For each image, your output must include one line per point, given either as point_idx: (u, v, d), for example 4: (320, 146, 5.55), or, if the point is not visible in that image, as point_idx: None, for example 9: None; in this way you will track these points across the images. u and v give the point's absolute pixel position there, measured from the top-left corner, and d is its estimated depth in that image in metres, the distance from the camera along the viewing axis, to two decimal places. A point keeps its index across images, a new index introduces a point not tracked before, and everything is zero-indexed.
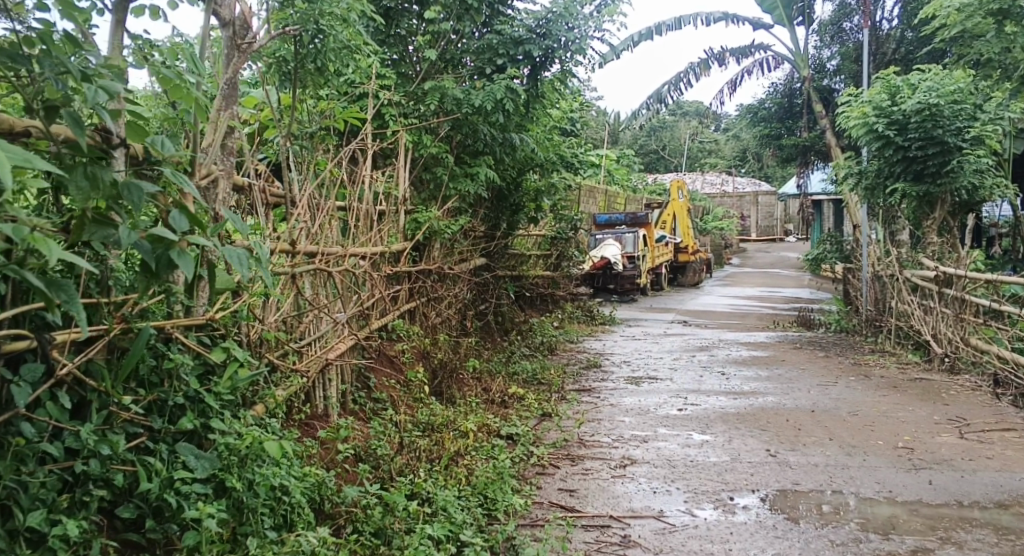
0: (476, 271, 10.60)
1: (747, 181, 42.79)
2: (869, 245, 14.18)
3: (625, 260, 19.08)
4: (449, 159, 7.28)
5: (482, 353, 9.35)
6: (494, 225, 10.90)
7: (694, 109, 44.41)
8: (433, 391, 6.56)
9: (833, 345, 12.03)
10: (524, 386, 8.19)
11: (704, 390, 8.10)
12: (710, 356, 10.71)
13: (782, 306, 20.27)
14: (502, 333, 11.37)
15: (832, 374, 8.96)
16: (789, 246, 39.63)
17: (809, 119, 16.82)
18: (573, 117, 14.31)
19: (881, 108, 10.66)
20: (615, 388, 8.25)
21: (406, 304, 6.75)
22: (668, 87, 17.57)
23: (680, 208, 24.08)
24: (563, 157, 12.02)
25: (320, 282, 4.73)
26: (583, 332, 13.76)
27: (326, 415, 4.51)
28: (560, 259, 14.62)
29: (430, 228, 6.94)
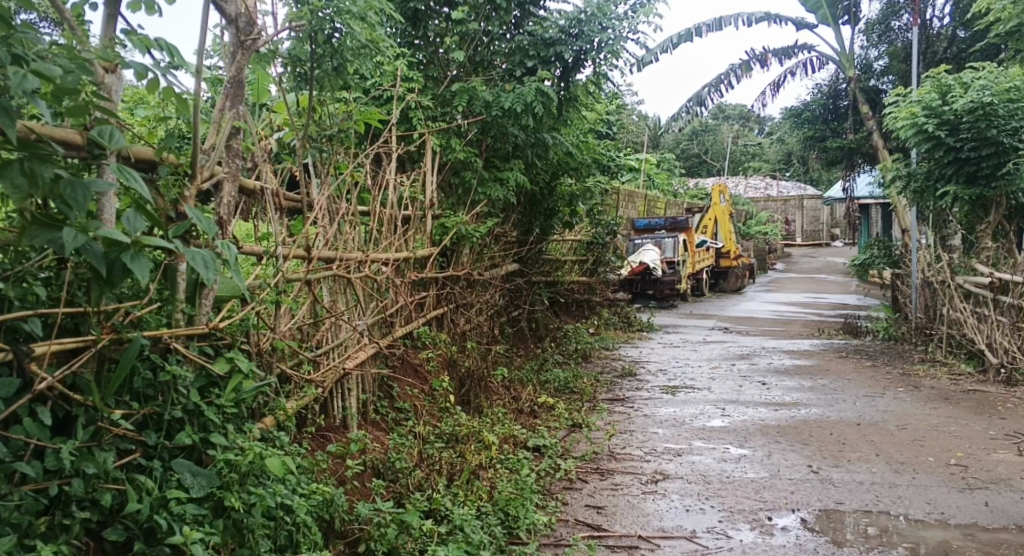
0: (509, 277, 10.44)
1: (792, 185, 41.97)
2: (919, 250, 13.68)
3: (664, 266, 18.75)
4: (478, 164, 7.19)
5: (514, 360, 9.16)
6: (528, 230, 10.72)
7: (737, 113, 43.77)
8: (460, 401, 6.40)
9: (880, 354, 11.58)
10: (556, 395, 7.98)
11: (743, 400, 7.80)
12: (751, 365, 10.38)
13: (827, 312, 19.73)
14: (536, 340, 11.17)
15: (879, 384, 8.59)
16: (835, 251, 38.72)
17: (855, 121, 16.34)
18: (611, 120, 14.08)
19: (931, 108, 10.23)
20: (650, 397, 8.00)
21: (433, 311, 6.61)
22: (708, 89, 17.23)
23: (722, 212, 23.64)
24: (599, 161, 11.81)
25: (339, 289, 4.60)
26: (620, 339, 13.49)
27: (344, 426, 4.37)
28: (597, 264, 14.38)
29: (458, 233, 6.79)
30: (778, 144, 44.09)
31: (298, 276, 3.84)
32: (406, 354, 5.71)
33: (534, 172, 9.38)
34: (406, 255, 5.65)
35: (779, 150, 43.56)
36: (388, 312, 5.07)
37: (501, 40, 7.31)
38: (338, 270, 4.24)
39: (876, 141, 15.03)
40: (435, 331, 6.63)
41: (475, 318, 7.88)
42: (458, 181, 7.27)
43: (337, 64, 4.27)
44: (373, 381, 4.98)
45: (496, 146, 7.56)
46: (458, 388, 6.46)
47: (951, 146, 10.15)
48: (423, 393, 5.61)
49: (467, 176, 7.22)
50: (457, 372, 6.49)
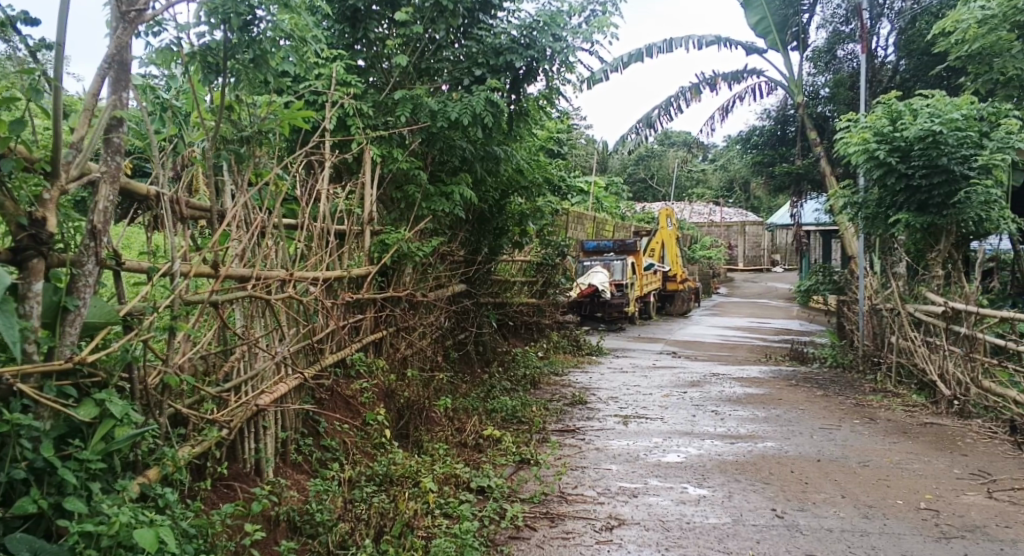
0: (454, 298, 9.93)
1: (736, 211, 42.36)
2: (868, 276, 13.62)
3: (613, 288, 18.44)
4: (421, 177, 6.66)
5: (458, 387, 8.62)
6: (475, 249, 10.23)
7: (683, 139, 44.13)
8: (398, 434, 5.85)
9: (831, 382, 11.36)
10: (503, 425, 7.46)
11: (697, 432, 7.40)
12: (703, 392, 10.03)
13: (773, 338, 19.65)
14: (482, 363, 10.65)
15: (834, 415, 8.30)
16: (777, 276, 39.06)
17: (803, 147, 16.30)
18: (560, 139, 13.73)
19: (882, 134, 10.05)
20: (602, 428, 7.54)
21: (371, 335, 6.06)
22: (658, 112, 17.04)
23: (669, 236, 23.54)
24: (549, 180, 11.41)
25: (255, 311, 4.05)
26: (569, 363, 13.06)
27: (256, 472, 3.84)
28: (546, 286, 13.95)
29: (399, 251, 6.25)
30: (722, 170, 44.49)
31: (200, 298, 3.30)
32: (336, 384, 5.16)
33: (482, 188, 8.89)
34: (338, 274, 5.12)
35: (724, 176, 43.95)
36: (315, 340, 4.53)
37: (446, 47, 6.83)
38: (254, 291, 3.71)
39: (824, 167, 14.99)
40: (371, 358, 6.07)
41: (418, 342, 7.34)
42: (400, 196, 6.74)
43: (254, 56, 3.73)
44: (295, 417, 4.44)
45: (441, 157, 7.05)
46: (397, 420, 5.91)
47: (903, 173, 9.97)
48: (354, 429, 5.08)
49: (410, 189, 6.68)
50: (395, 403, 5.94)
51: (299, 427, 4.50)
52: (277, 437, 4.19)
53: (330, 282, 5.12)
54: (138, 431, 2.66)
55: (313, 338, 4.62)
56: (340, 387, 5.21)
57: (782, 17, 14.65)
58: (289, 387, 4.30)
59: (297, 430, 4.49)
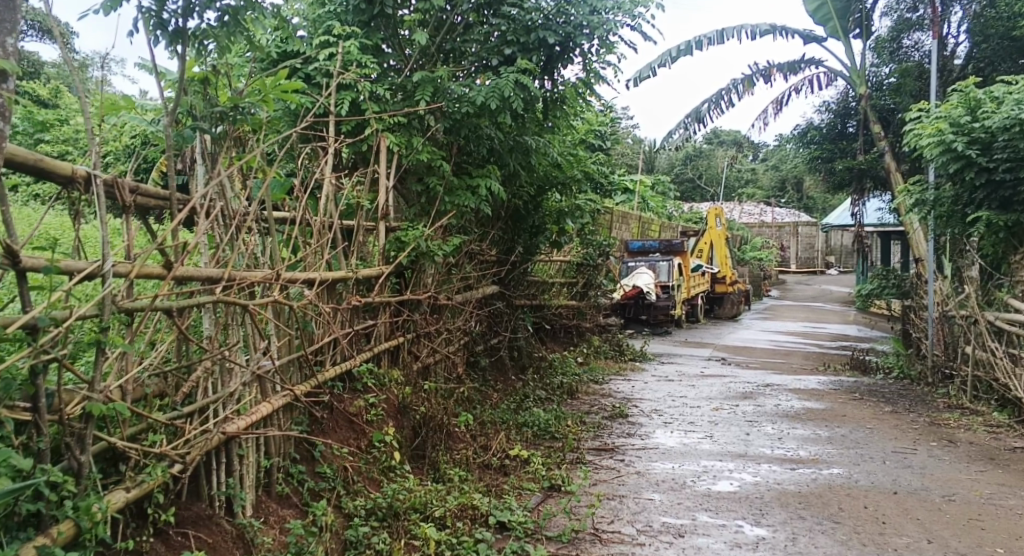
0: (486, 300, 9.31)
1: (788, 211, 40.96)
2: (936, 280, 12.63)
3: (659, 290, 17.65)
4: (444, 168, 6.04)
5: (487, 399, 8.01)
6: (509, 249, 9.62)
7: (732, 138, 42.92)
8: (413, 454, 5.23)
9: (898, 396, 10.44)
10: (535, 443, 6.79)
11: (751, 453, 6.63)
12: (755, 406, 9.23)
13: (828, 344, 18.63)
14: (516, 370, 10.03)
15: (907, 436, 7.44)
16: (830, 279, 37.61)
17: (865, 141, 15.27)
18: (602, 132, 12.99)
19: (960, 124, 9.07)
20: (642, 447, 6.81)
21: (383, 343, 5.43)
22: (708, 105, 16.16)
23: (718, 236, 22.62)
24: (589, 175, 10.71)
25: (231, 318, 3.43)
26: (610, 369, 12.33)
27: (226, 513, 3.23)
28: (588, 288, 13.29)
29: (418, 249, 5.62)
30: (774, 169, 43.14)
31: (141, 305, 2.70)
32: (338, 400, 4.55)
33: (514, 182, 8.24)
34: (343, 275, 4.53)
35: (775, 176, 42.62)
36: (309, 352, 3.93)
37: (474, 25, 6.20)
38: (227, 297, 3.11)
39: (889, 163, 13.93)
40: (383, 368, 5.46)
41: (439, 350, 6.72)
42: (423, 189, 6.11)
43: (222, 16, 3.24)
44: (283, 441, 3.83)
45: (466, 146, 6.43)
46: (412, 438, 5.30)
47: (984, 166, 9.01)
48: (358, 452, 4.46)
49: (433, 181, 6.05)
50: (409, 420, 5.32)
51: (290, 452, 3.89)
52: (258, 467, 3.58)
53: (332, 283, 4.53)
54: (20, 487, 2.15)
55: (306, 350, 4.02)
56: (344, 402, 4.60)
57: (844, 3, 13.66)
58: (276, 407, 3.68)
59: (287, 455, 3.89)
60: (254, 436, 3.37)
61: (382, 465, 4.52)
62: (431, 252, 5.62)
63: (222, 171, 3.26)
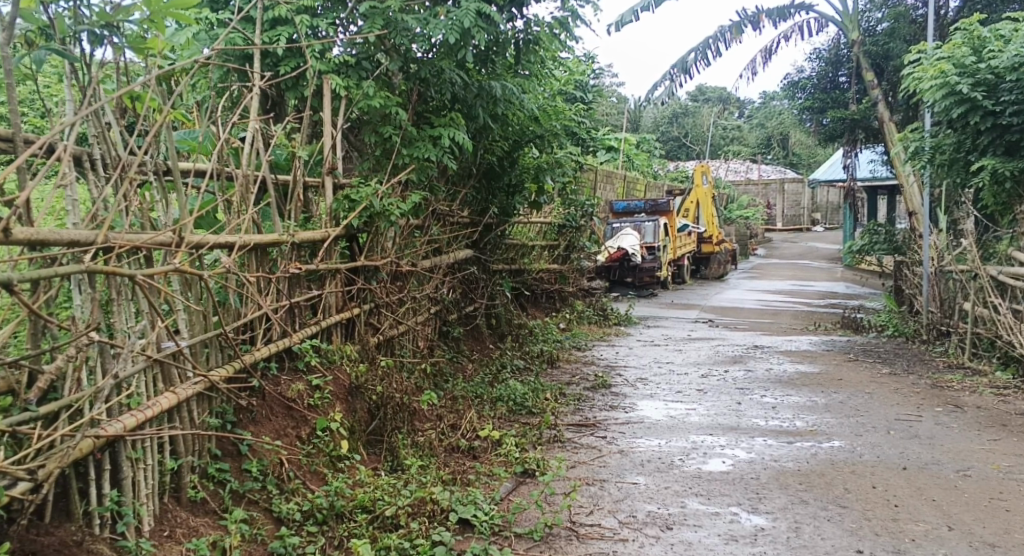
0: (460, 265, 8.72)
1: (774, 169, 40.36)
2: (931, 234, 12.11)
3: (644, 251, 17.10)
4: (401, 116, 5.40)
5: (457, 373, 7.46)
6: (482, 210, 9.03)
7: (717, 95, 42.23)
8: (368, 439, 4.67)
9: (894, 356, 9.94)
10: (509, 420, 6.23)
11: (745, 426, 6.10)
12: (747, 371, 8.71)
13: (816, 302, 18.17)
14: (494, 339, 9.48)
15: (911, 402, 6.92)
16: (817, 237, 37.13)
17: (858, 90, 14.67)
18: (582, 85, 12.33)
19: (963, 65, 8.60)
20: (627, 423, 6.27)
21: (333, 317, 4.82)
22: (694, 56, 15.44)
23: (704, 195, 22.05)
24: (568, 129, 10.09)
25: (118, 290, 2.81)
26: (594, 334, 11.81)
27: (104, 533, 2.65)
28: (569, 251, 12.74)
29: (371, 209, 4.99)
30: (759, 126, 42.44)
31: None
32: (275, 383, 3.94)
33: (484, 134, 7.60)
34: (275, 238, 3.92)
35: (760, 133, 41.95)
36: (228, 331, 3.32)
37: None
38: (100, 267, 2.49)
39: (882, 112, 13.60)
40: (334, 343, 4.87)
41: (401, 322, 6.13)
42: (377, 139, 5.47)
43: None
44: (196, 437, 3.21)
45: (426, 91, 5.81)
46: (368, 420, 4.73)
47: (989, 110, 8.49)
48: (298, 443, 3.85)
49: (388, 131, 5.41)
50: (364, 401, 4.73)
51: (205, 449, 3.28)
52: (159, 472, 2.97)
53: (263, 248, 3.90)
54: None
55: (226, 327, 3.40)
56: (284, 383, 3.99)
57: None
58: (185, 398, 3.07)
59: (202, 453, 3.28)
60: (145, 437, 2.76)
61: (327, 456, 3.92)
62: (386, 211, 4.99)
63: (93, 98, 2.65)
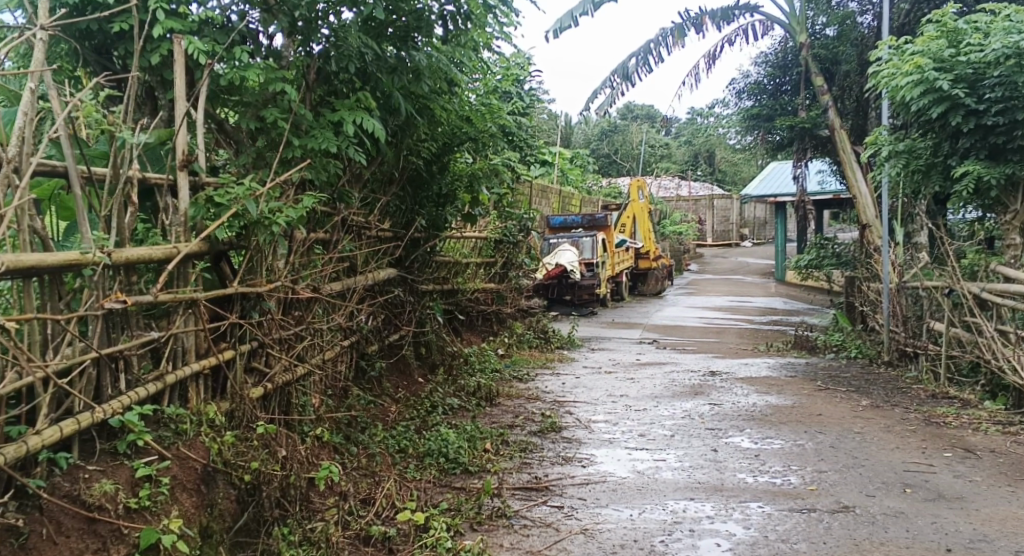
0: (383, 286, 7.41)
1: (702, 186, 40.11)
2: (892, 249, 11.34)
3: (582, 268, 16.07)
4: (290, 95, 4.17)
5: (376, 421, 6.15)
6: (407, 223, 7.78)
7: (645, 113, 42.06)
8: (235, 542, 3.36)
9: (865, 384, 9.02)
10: (441, 485, 4.96)
11: (728, 484, 4.98)
12: (714, 405, 7.63)
13: (759, 319, 17.38)
14: (423, 371, 8.23)
15: (910, 446, 5.90)
16: (747, 251, 36.88)
17: (807, 96, 13.93)
18: (514, 88, 11.21)
19: (941, 59, 7.72)
20: (582, 483, 5.07)
21: (185, 369, 3.50)
22: (635, 62, 14.50)
23: (641, 209, 21.23)
24: (504, 132, 8.90)
25: None
26: (534, 360, 10.61)
27: None
28: (506, 268, 11.59)
29: (242, 216, 3.70)
30: (687, 143, 42.27)
31: None
32: (70, 481, 2.70)
33: (407, 132, 6.36)
34: (73, 259, 2.68)
35: (688, 150, 41.75)
36: None
37: None
38: None
39: (832, 120, 12.86)
40: (190, 404, 3.56)
41: (297, 365, 4.81)
42: (258, 126, 4.21)
43: None
44: None
45: (326, 68, 4.61)
46: (237, 514, 3.41)
47: (971, 109, 7.66)
48: None
49: (273, 114, 4.16)
50: (231, 487, 3.41)
51: None
52: None
53: (50, 273, 2.67)
54: None
55: None
56: (91, 477, 2.76)
57: None
58: None
59: None
60: None
61: None
62: (264, 219, 3.73)
63: None
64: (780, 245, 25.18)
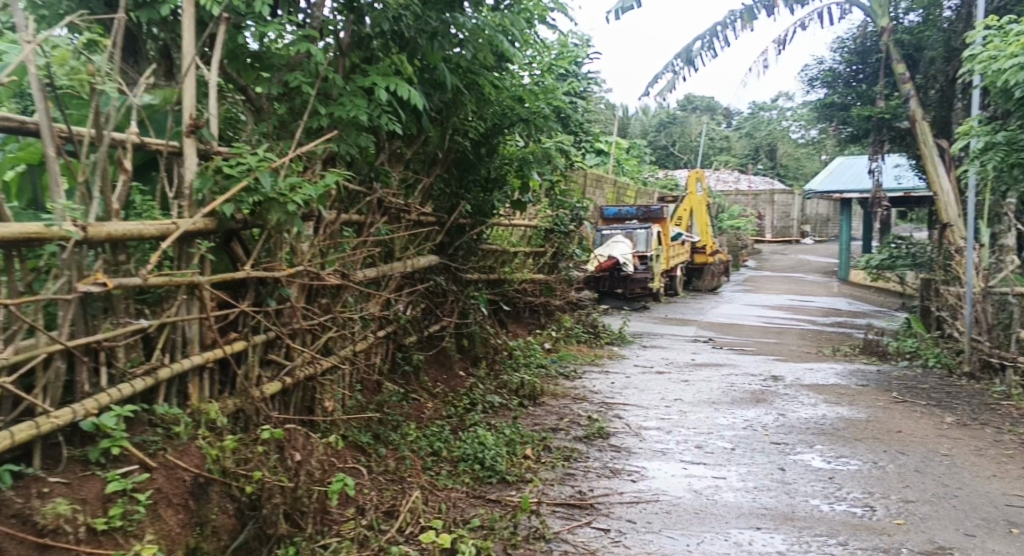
0: (425, 274, 6.96)
1: (762, 180, 38.86)
2: (978, 251, 10.46)
3: (635, 261, 15.45)
4: (316, 56, 3.70)
5: (411, 419, 5.69)
6: (451, 208, 7.30)
7: (705, 104, 41.03)
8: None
9: (945, 397, 8.26)
10: (475, 497, 4.46)
11: (797, 510, 4.40)
12: (777, 415, 6.99)
13: (821, 320, 16.51)
14: (465, 364, 7.78)
15: (1008, 474, 5.21)
16: (808, 249, 35.58)
17: (887, 84, 13.02)
18: (570, 70, 10.64)
19: None
20: (633, 501, 4.53)
21: (183, 361, 3.08)
22: (700, 45, 13.75)
23: (699, 202, 20.43)
24: (559, 113, 8.36)
25: None
26: (583, 356, 10.06)
27: None
28: (556, 259, 11.06)
29: (252, 189, 3.20)
30: (747, 136, 41.03)
31: None
32: (29, 495, 2.43)
33: (453, 110, 5.85)
34: (32, 232, 2.34)
35: (748, 143, 40.50)
36: None
37: None
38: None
39: (913, 110, 11.97)
40: (190, 402, 3.14)
41: (321, 358, 4.36)
42: (283, 92, 3.80)
43: None
44: None
45: (362, 29, 4.15)
46: (234, 531, 2.96)
47: None
48: None
49: (298, 79, 3.73)
50: (228, 500, 2.96)
51: None
52: None
53: (7, 246, 2.33)
54: None
55: None
56: (49, 492, 2.48)
57: None
58: None
59: None
60: None
61: None
62: (277, 196, 3.24)
63: None
64: (844, 244, 24.05)
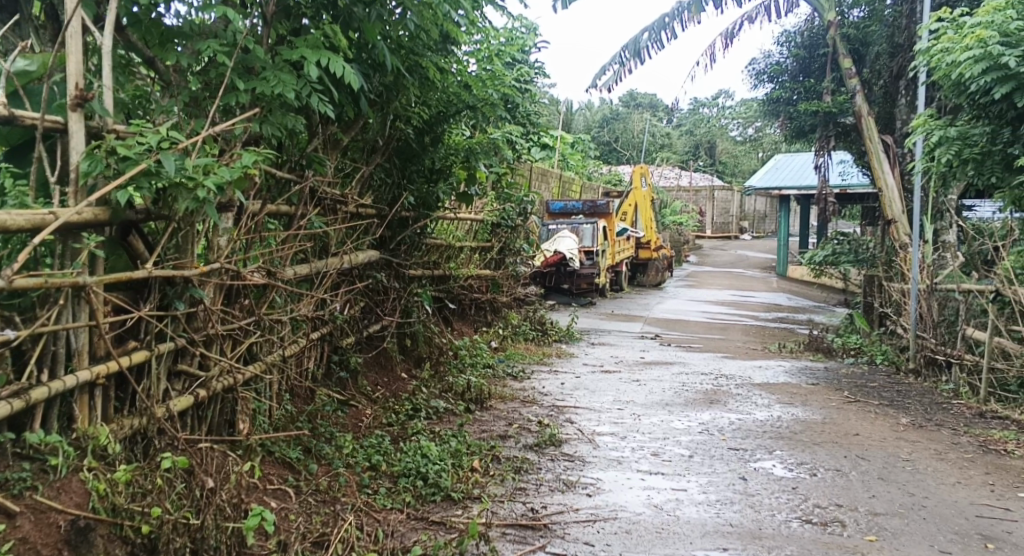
0: (364, 271, 6.50)
1: (703, 177, 39.15)
2: (922, 248, 10.43)
3: (581, 256, 15.17)
4: (233, 23, 3.22)
5: (347, 429, 5.24)
6: (392, 200, 6.84)
7: (648, 101, 41.21)
8: None
9: (896, 396, 8.14)
10: (416, 520, 4.04)
11: (761, 527, 4.11)
12: (733, 418, 6.73)
13: (765, 315, 16.50)
14: (407, 366, 7.35)
15: (973, 481, 5.01)
16: (748, 244, 35.95)
17: (833, 80, 12.98)
18: (517, 59, 10.26)
19: (1012, 32, 6.80)
20: (587, 519, 4.17)
21: (69, 377, 2.64)
22: (648, 37, 13.50)
23: (643, 197, 20.28)
24: (506, 102, 7.97)
25: None
26: (531, 354, 9.71)
27: None
28: (503, 254, 10.68)
29: (152, 172, 2.72)
30: (688, 133, 41.28)
31: None
32: None
33: (394, 94, 5.40)
34: None
35: (690, 140, 40.78)
36: None
37: None
38: None
39: (860, 106, 11.93)
40: (80, 423, 2.71)
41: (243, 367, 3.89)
42: (195, 63, 3.31)
43: None
44: None
45: None
46: None
47: None
48: None
49: (212, 48, 3.26)
50: (119, 542, 2.55)
51: None
52: None
53: None
54: None
55: None
56: None
57: None
58: None
59: None
60: None
61: None
62: (183, 181, 2.77)
63: None
64: (783, 239, 24.24)
